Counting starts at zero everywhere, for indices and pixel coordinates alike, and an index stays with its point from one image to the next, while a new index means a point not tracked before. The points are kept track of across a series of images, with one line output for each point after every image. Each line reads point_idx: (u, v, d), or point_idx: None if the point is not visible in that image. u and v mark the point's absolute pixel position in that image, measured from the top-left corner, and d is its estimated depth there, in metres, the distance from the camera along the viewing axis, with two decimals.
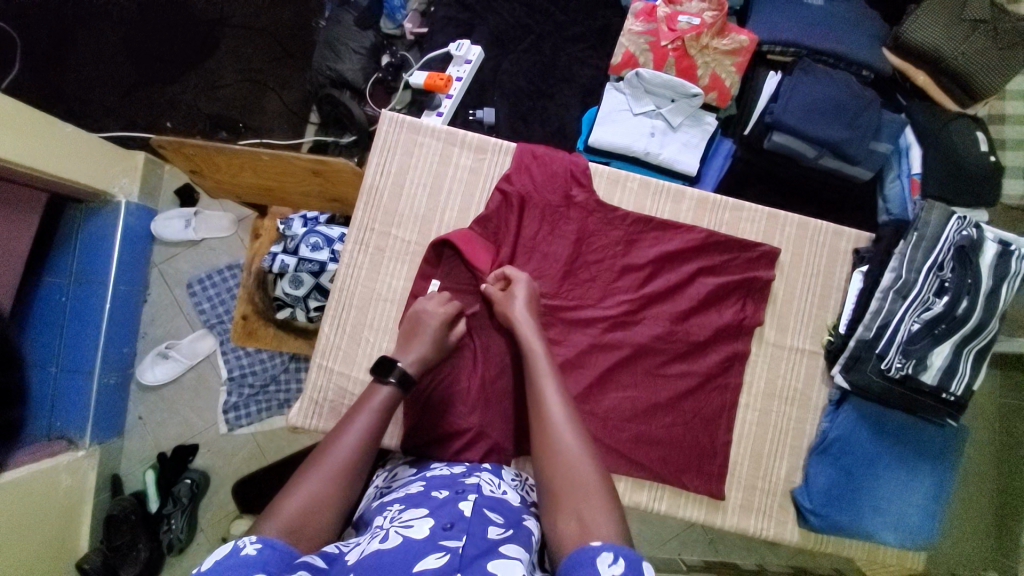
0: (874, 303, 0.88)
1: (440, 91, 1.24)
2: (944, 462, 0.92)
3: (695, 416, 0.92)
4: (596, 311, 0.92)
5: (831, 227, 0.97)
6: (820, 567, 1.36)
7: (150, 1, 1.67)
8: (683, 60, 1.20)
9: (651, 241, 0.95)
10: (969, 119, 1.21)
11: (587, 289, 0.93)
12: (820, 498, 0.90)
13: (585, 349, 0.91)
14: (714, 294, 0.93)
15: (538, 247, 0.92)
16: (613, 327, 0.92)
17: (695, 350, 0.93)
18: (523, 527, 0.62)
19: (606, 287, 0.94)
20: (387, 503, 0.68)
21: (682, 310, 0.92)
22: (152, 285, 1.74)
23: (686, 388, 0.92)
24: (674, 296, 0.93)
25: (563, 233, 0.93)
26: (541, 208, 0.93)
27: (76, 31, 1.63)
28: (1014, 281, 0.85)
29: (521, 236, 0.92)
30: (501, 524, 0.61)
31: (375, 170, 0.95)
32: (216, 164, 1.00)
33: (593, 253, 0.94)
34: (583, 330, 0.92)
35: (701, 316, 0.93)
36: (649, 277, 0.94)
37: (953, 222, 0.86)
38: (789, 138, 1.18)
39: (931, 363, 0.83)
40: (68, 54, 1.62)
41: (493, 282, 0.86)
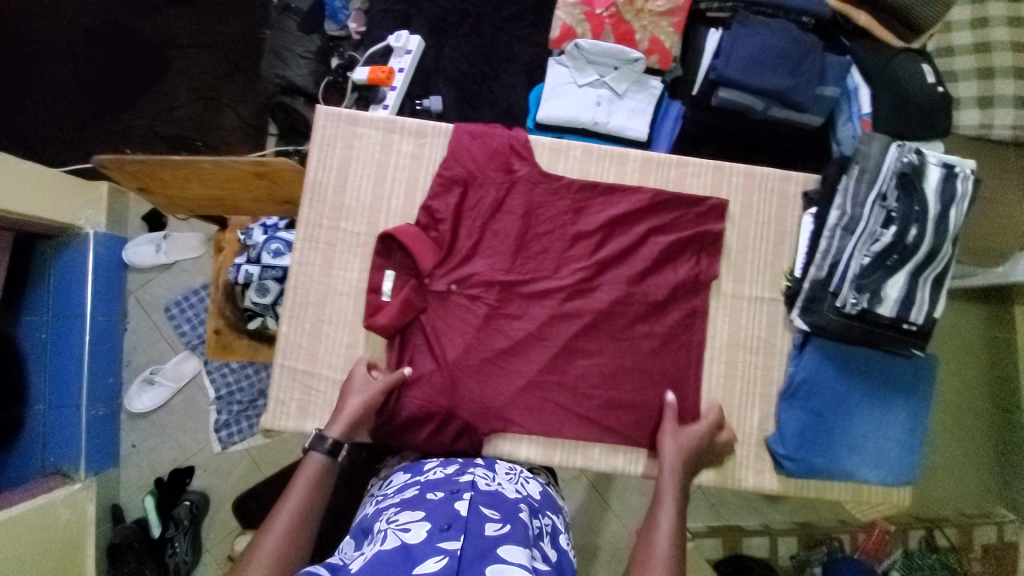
0: (824, 243, 0.86)
1: (384, 83, 1.24)
2: (917, 394, 0.92)
3: (664, 374, 0.92)
4: (552, 282, 0.92)
5: (777, 172, 0.97)
6: (820, 518, 1.37)
7: (93, 29, 1.66)
8: (619, 26, 1.20)
9: (602, 207, 0.94)
10: (914, 53, 1.21)
11: (544, 263, 0.93)
12: (794, 442, 0.90)
13: (544, 321, 0.91)
14: (667, 252, 0.93)
15: (487, 225, 0.92)
16: (571, 297, 0.92)
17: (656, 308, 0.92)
18: (519, 522, 0.64)
19: (562, 255, 0.93)
20: (383, 506, 0.71)
21: (638, 272, 0.92)
22: (131, 314, 1.74)
23: (649, 348, 0.92)
24: (628, 260, 0.93)
25: (510, 210, 0.93)
26: (485, 187, 0.93)
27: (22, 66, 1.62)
28: (962, 204, 0.83)
29: (469, 219, 0.92)
30: (497, 521, 0.63)
31: (317, 167, 0.94)
32: (160, 179, 0.99)
33: (544, 226, 0.94)
34: (540, 302, 0.92)
35: (659, 276, 0.93)
36: (604, 242, 0.94)
37: (893, 149, 0.84)
38: (735, 92, 1.18)
39: (886, 296, 0.83)
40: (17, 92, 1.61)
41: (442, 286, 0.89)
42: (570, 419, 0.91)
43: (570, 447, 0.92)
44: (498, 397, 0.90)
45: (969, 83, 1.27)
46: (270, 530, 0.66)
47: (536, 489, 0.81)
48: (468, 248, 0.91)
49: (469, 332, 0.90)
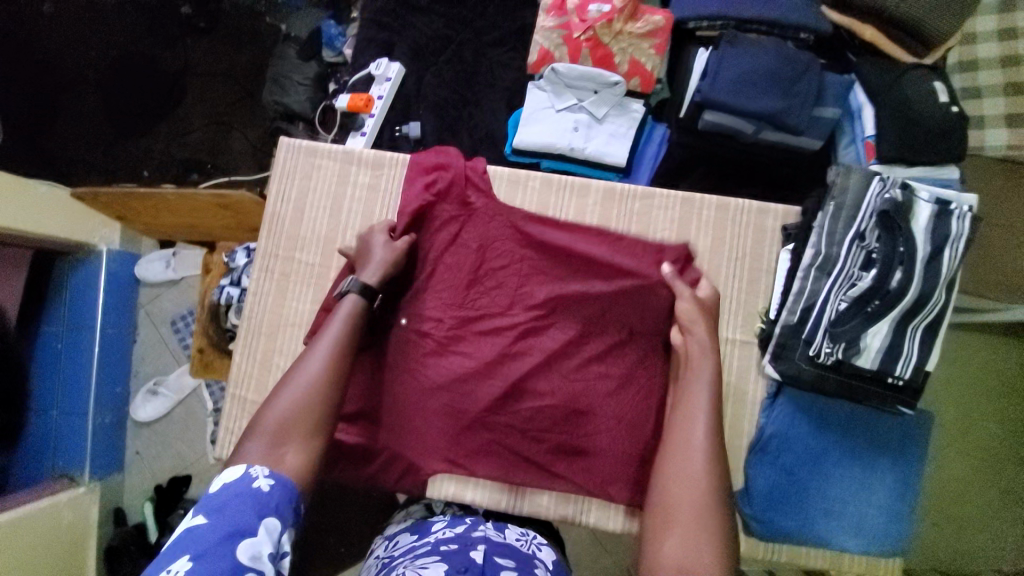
0: (796, 284, 0.79)
1: (363, 112, 1.24)
2: (905, 456, 0.83)
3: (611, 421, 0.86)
4: (505, 319, 0.89)
5: (753, 205, 0.89)
6: None
7: (117, 59, 1.77)
8: (598, 49, 1.15)
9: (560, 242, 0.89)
10: (925, 70, 1.10)
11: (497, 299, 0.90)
12: (762, 502, 0.82)
13: (494, 359, 0.87)
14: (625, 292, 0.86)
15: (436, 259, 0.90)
16: (524, 335, 0.88)
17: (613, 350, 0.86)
18: (531, 571, 0.72)
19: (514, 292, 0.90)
20: (392, 559, 0.74)
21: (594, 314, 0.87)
22: (141, 326, 1.84)
23: (605, 391, 0.86)
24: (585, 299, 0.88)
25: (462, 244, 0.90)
26: (439, 219, 0.91)
27: (51, 93, 1.73)
28: (957, 245, 0.74)
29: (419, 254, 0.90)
30: (513, 569, 0.71)
31: (276, 198, 0.95)
32: (135, 208, 1.03)
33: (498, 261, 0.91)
34: (492, 339, 0.88)
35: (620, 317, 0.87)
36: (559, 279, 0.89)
37: (874, 185, 0.76)
38: (722, 115, 1.11)
39: (867, 346, 0.74)
40: (46, 118, 1.72)
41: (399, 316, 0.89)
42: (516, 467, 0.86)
43: (519, 492, 0.89)
44: (443, 436, 0.87)
45: (997, 100, 1.13)
46: (309, 359, 0.69)
47: (549, 557, 0.79)
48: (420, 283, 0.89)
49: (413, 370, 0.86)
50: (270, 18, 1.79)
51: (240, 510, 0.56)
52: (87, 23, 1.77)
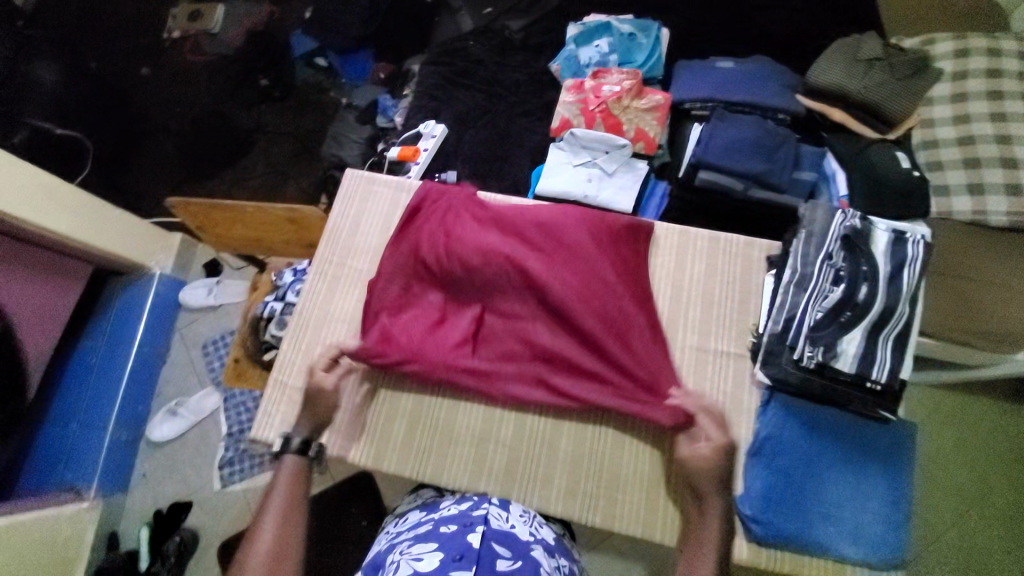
0: (779, 299, 0.91)
1: (411, 160, 1.47)
2: (896, 463, 0.87)
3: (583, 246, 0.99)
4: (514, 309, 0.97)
5: (740, 239, 1.05)
6: None
7: (199, 116, 2.07)
8: (609, 119, 1.40)
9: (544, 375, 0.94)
10: (888, 143, 1.31)
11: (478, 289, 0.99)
12: (759, 502, 0.86)
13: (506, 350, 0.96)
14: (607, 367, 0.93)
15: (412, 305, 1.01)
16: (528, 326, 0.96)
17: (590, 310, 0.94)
18: (529, 558, 0.72)
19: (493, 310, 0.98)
20: (398, 540, 0.78)
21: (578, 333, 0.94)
22: (173, 347, 1.95)
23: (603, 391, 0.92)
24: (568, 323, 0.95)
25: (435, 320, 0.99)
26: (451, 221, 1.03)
27: (140, 140, 2.03)
28: (916, 266, 0.86)
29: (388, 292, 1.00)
30: (510, 557, 0.71)
31: (337, 215, 1.12)
32: (214, 221, 1.21)
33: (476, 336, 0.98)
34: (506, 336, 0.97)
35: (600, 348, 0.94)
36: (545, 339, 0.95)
37: (837, 216, 0.91)
38: (714, 174, 1.30)
39: (843, 351, 0.84)
40: (131, 160, 2.00)
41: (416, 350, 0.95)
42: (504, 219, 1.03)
43: (528, 486, 0.93)
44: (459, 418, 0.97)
45: (958, 172, 1.29)
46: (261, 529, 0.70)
47: (551, 534, 0.85)
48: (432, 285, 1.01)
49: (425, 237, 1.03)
50: (334, 92, 2.07)
51: None
52: (180, 85, 2.09)
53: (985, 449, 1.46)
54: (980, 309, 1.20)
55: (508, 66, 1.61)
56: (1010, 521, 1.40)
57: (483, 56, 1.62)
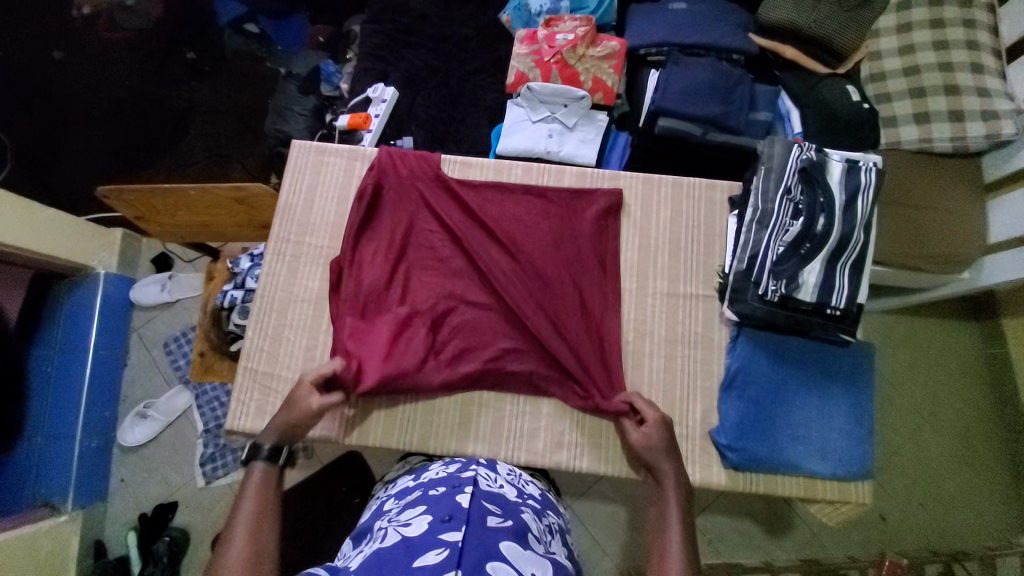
0: (743, 238, 0.93)
1: (362, 128, 1.39)
2: (857, 382, 0.93)
3: (573, 229, 1.02)
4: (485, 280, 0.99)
5: (703, 182, 1.05)
6: (829, 555, 1.42)
7: (122, 96, 1.88)
8: (565, 69, 1.35)
9: (510, 358, 0.94)
10: (838, 78, 1.32)
11: (462, 268, 1.00)
12: (734, 432, 0.90)
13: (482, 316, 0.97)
14: (574, 351, 0.94)
15: (400, 280, 0.99)
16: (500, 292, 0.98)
17: (568, 296, 0.97)
18: (518, 516, 0.75)
19: (475, 291, 0.99)
20: (387, 507, 0.80)
21: (552, 314, 0.96)
22: (132, 348, 1.85)
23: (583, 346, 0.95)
24: (545, 305, 0.97)
25: (421, 296, 0.98)
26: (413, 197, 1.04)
27: (56, 125, 1.82)
28: (868, 193, 0.88)
29: (375, 268, 0.98)
30: (498, 514, 0.74)
31: (288, 191, 1.06)
32: (156, 207, 1.12)
33: (456, 314, 0.97)
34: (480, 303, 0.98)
35: (576, 329, 0.96)
36: (521, 319, 0.96)
37: (794, 149, 0.91)
38: (674, 121, 1.27)
39: (803, 281, 0.86)
40: (50, 149, 1.80)
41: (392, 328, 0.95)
42: (501, 203, 1.04)
43: (515, 444, 0.94)
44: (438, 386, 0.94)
45: (904, 102, 1.32)
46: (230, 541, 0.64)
47: (536, 488, 0.88)
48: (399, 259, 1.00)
49: (423, 220, 1.03)
50: (269, 62, 1.94)
51: None
52: (92, 60, 1.83)
53: (931, 364, 1.59)
54: (924, 232, 1.27)
55: (456, 20, 1.52)
56: (951, 425, 1.55)
57: (428, 10, 1.52)
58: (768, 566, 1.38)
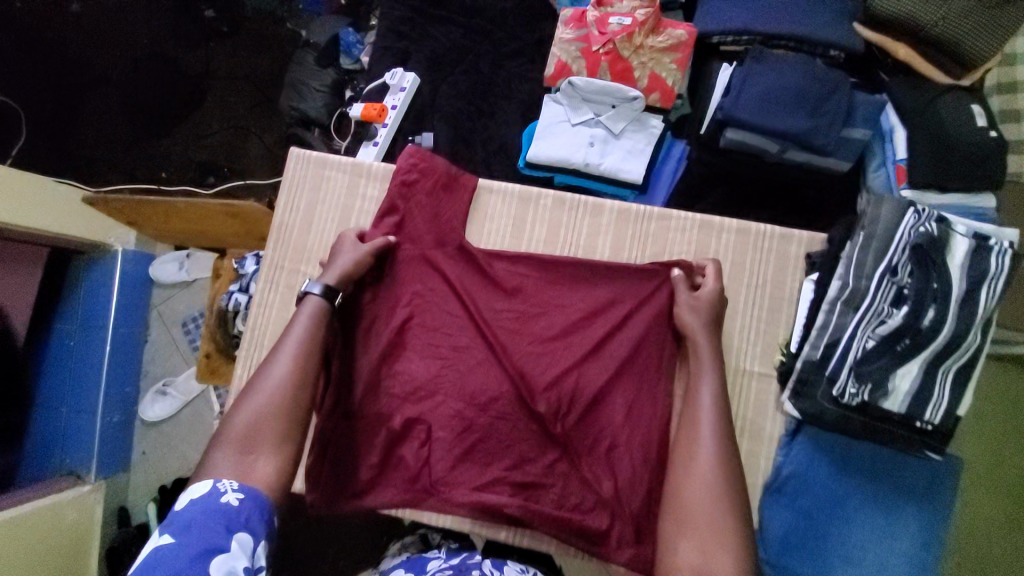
0: (819, 318, 0.73)
1: (377, 121, 1.22)
2: (933, 501, 0.76)
3: (611, 303, 0.86)
4: (506, 341, 0.85)
5: (776, 231, 0.85)
6: None
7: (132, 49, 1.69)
8: (616, 63, 1.13)
9: (528, 434, 0.82)
10: (964, 91, 1.04)
11: (481, 323, 0.86)
12: (775, 547, 0.76)
13: (501, 382, 0.83)
14: (602, 449, 0.81)
15: (404, 354, 0.86)
16: (523, 359, 0.84)
17: (600, 381, 0.82)
18: None
19: (491, 368, 0.84)
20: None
21: (578, 410, 0.82)
22: (152, 326, 1.81)
23: (612, 428, 0.81)
24: (570, 392, 0.82)
25: (427, 375, 0.84)
26: (426, 233, 0.89)
27: (66, 79, 1.67)
28: (997, 283, 0.68)
29: (380, 340, 0.86)
30: None
31: (285, 209, 0.93)
32: (147, 215, 1.04)
33: (467, 399, 0.83)
34: (496, 369, 0.84)
35: (609, 430, 0.81)
36: (540, 414, 0.81)
37: (908, 216, 0.71)
38: (744, 133, 1.05)
39: (894, 387, 0.68)
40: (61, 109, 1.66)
41: (402, 396, 0.84)
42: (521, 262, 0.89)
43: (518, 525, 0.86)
44: (441, 461, 0.81)
45: None
46: (250, 400, 0.69)
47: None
48: (408, 310, 0.87)
49: (432, 280, 0.89)
50: (290, 23, 1.71)
51: (209, 523, 0.57)
52: (109, 17, 1.70)
53: None
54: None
55: None
56: None
57: None
58: None
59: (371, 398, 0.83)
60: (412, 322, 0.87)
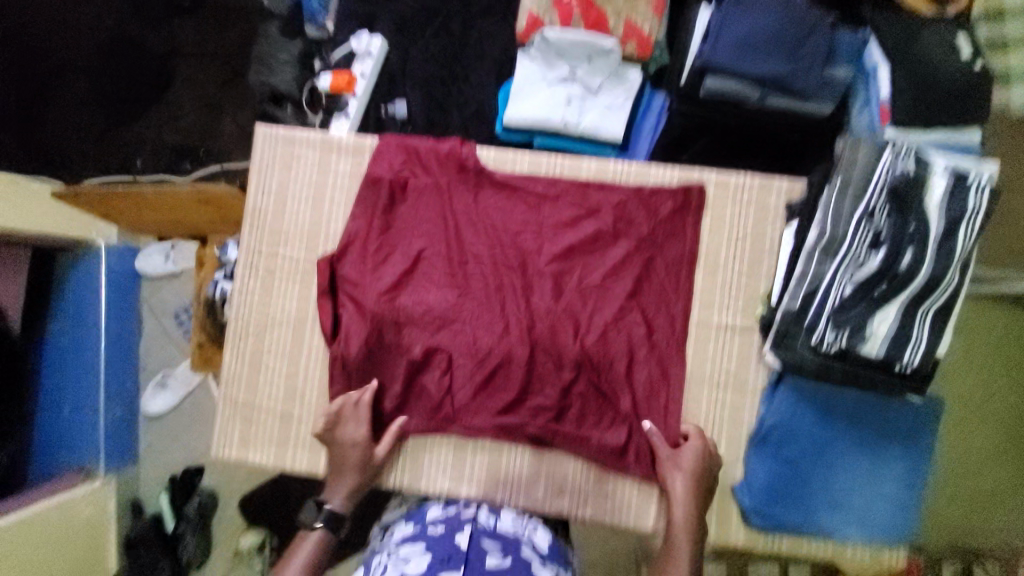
0: (798, 268, 0.73)
1: (347, 92, 1.18)
2: (916, 442, 0.77)
3: (621, 230, 0.85)
4: (518, 272, 0.86)
5: (755, 181, 0.84)
6: None
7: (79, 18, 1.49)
8: (590, 11, 1.08)
9: (545, 358, 0.84)
10: (951, 22, 1.00)
11: (495, 254, 0.86)
12: (761, 494, 0.78)
13: (519, 309, 0.85)
14: (616, 366, 0.83)
15: (402, 302, 0.85)
16: (538, 287, 0.86)
17: (615, 301, 0.84)
18: (519, 551, 0.72)
19: (506, 299, 0.86)
20: (382, 548, 0.76)
21: (594, 332, 0.84)
22: (145, 320, 1.71)
23: (623, 350, 0.83)
24: (589, 311, 0.84)
25: (445, 304, 0.86)
26: (432, 173, 0.88)
27: None
28: (976, 221, 0.67)
29: (381, 287, 0.85)
30: (500, 551, 0.71)
31: (256, 191, 0.91)
32: (118, 206, 1.03)
33: (486, 327, 0.85)
34: (513, 297, 0.86)
35: (611, 363, 0.83)
36: (561, 333, 0.84)
37: (885, 156, 0.69)
38: (723, 80, 1.00)
39: (873, 332, 0.68)
40: None
41: (425, 327, 0.86)
42: (509, 204, 0.88)
43: (522, 462, 0.85)
44: (462, 389, 0.85)
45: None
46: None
47: (545, 537, 0.79)
48: (418, 247, 0.87)
49: (423, 228, 0.88)
50: None
51: None
52: None
53: None
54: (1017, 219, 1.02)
55: None
56: None
57: None
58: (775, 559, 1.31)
59: (396, 329, 0.85)
60: (425, 257, 0.87)
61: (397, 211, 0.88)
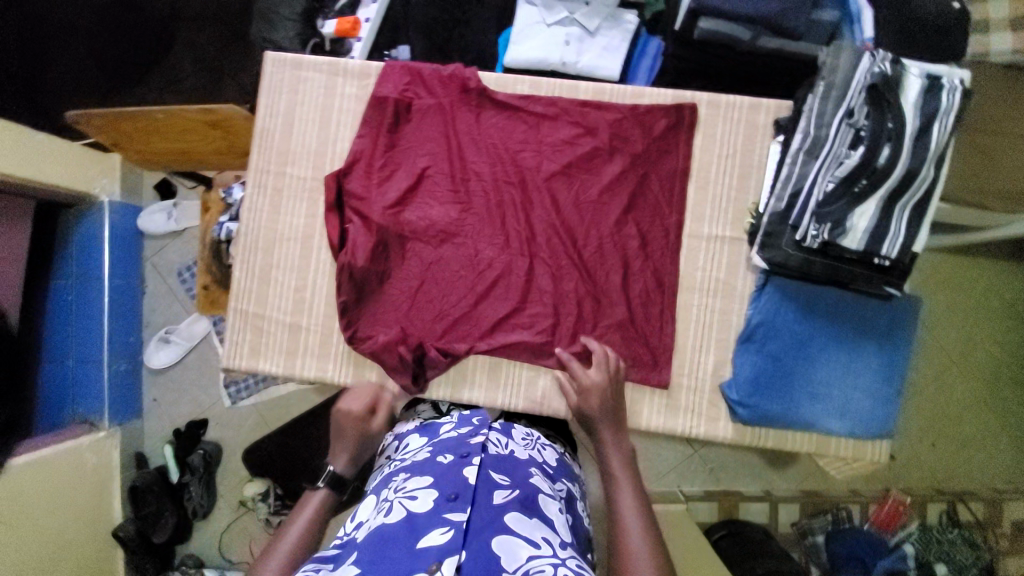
0: (785, 171, 0.78)
1: (350, 36, 1.22)
2: (894, 341, 0.82)
3: (615, 147, 0.89)
4: (518, 189, 0.90)
5: (744, 101, 0.87)
6: (833, 488, 1.36)
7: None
8: None
9: (543, 271, 0.88)
10: None
11: (495, 172, 0.90)
12: (747, 388, 0.82)
13: (518, 224, 0.89)
14: (610, 278, 0.87)
15: (408, 217, 0.90)
16: (536, 203, 0.89)
17: (610, 216, 0.88)
18: (527, 484, 0.68)
19: (505, 215, 0.90)
20: (394, 469, 0.73)
21: (591, 244, 0.88)
22: (148, 278, 1.71)
23: (617, 261, 0.87)
24: (585, 226, 0.88)
25: (448, 219, 0.89)
26: (433, 95, 0.92)
27: None
28: (948, 119, 0.71)
29: (388, 204, 0.90)
30: (507, 486, 0.66)
31: (265, 113, 0.94)
32: (129, 132, 1.08)
33: (486, 240, 0.89)
34: (512, 212, 0.89)
35: (606, 275, 0.87)
36: (558, 246, 0.88)
37: (865, 60, 0.73)
38: (716, 21, 1.01)
39: (852, 226, 0.72)
40: None
41: (428, 241, 0.89)
42: (509, 123, 0.91)
43: (521, 371, 0.89)
44: (462, 301, 0.88)
45: None
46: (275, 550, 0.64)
47: (552, 455, 0.82)
48: (422, 165, 0.91)
49: (427, 147, 0.91)
50: None
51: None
52: None
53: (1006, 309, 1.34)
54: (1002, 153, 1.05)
55: None
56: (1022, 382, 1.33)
57: None
58: (768, 496, 1.34)
59: (402, 242, 0.89)
60: (429, 176, 0.91)
61: (401, 131, 0.92)
